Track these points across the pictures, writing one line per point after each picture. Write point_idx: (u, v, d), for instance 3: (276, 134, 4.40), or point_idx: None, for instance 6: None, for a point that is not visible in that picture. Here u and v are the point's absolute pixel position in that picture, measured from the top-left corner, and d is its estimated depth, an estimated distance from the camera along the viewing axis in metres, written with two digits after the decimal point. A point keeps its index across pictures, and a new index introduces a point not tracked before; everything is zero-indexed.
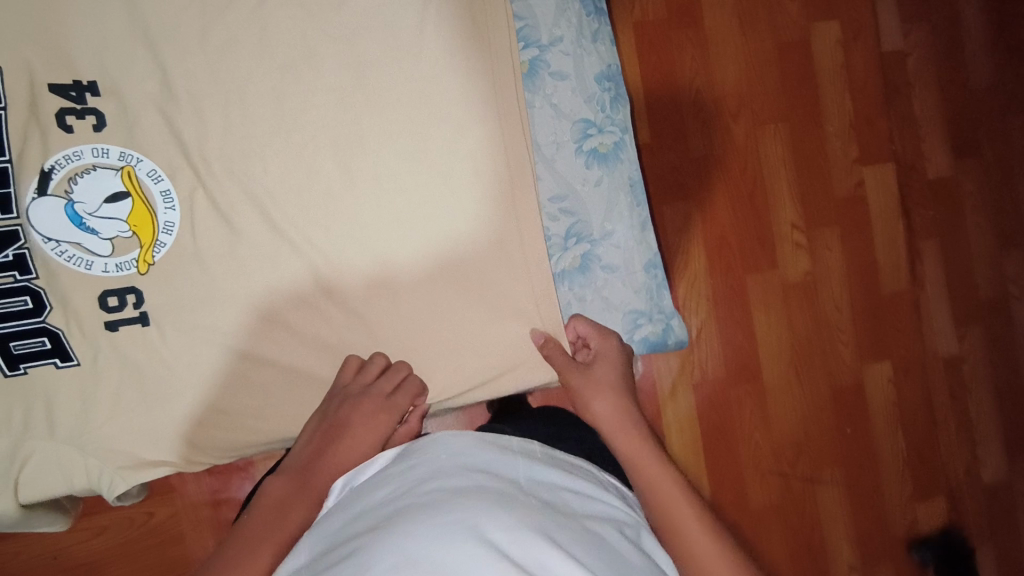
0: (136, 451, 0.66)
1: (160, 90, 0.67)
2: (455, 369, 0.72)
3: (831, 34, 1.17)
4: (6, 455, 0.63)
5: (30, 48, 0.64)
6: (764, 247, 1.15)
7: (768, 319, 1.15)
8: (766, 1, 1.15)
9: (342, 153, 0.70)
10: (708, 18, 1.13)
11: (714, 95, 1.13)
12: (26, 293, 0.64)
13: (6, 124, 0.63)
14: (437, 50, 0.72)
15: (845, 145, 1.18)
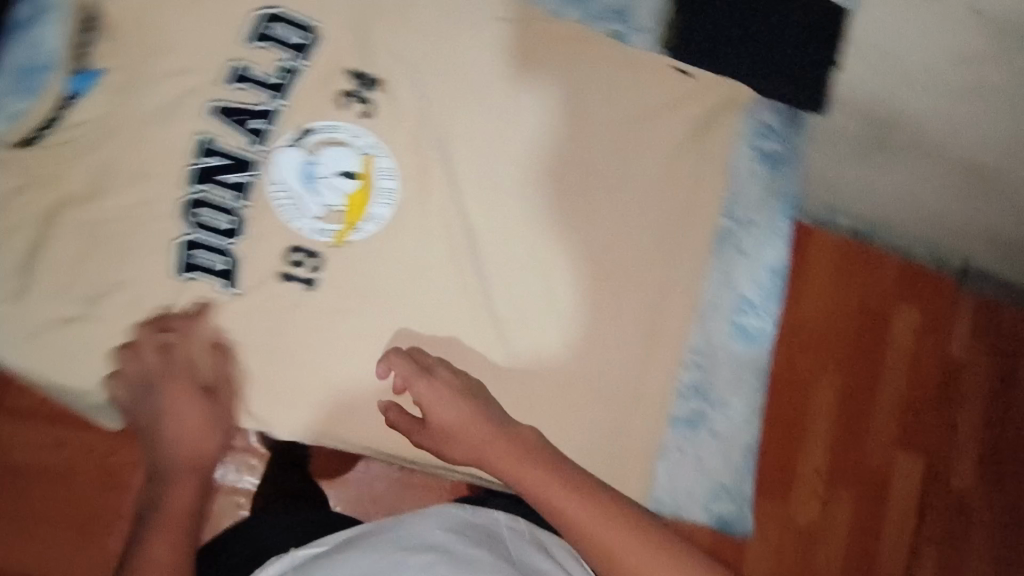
0: (242, 392, 0.69)
1: (427, 109, 0.73)
2: (512, 459, 0.74)
3: (909, 320, 1.24)
4: (137, 343, 0.66)
5: (348, 27, 0.70)
6: (783, 481, 1.17)
7: (762, 550, 1.15)
8: (868, 265, 1.20)
9: (517, 227, 0.76)
10: (810, 254, 1.18)
11: (791, 325, 1.18)
12: (231, 216, 0.68)
13: (296, 77, 0.69)
14: (653, 186, 0.80)
15: (888, 421, 1.23)
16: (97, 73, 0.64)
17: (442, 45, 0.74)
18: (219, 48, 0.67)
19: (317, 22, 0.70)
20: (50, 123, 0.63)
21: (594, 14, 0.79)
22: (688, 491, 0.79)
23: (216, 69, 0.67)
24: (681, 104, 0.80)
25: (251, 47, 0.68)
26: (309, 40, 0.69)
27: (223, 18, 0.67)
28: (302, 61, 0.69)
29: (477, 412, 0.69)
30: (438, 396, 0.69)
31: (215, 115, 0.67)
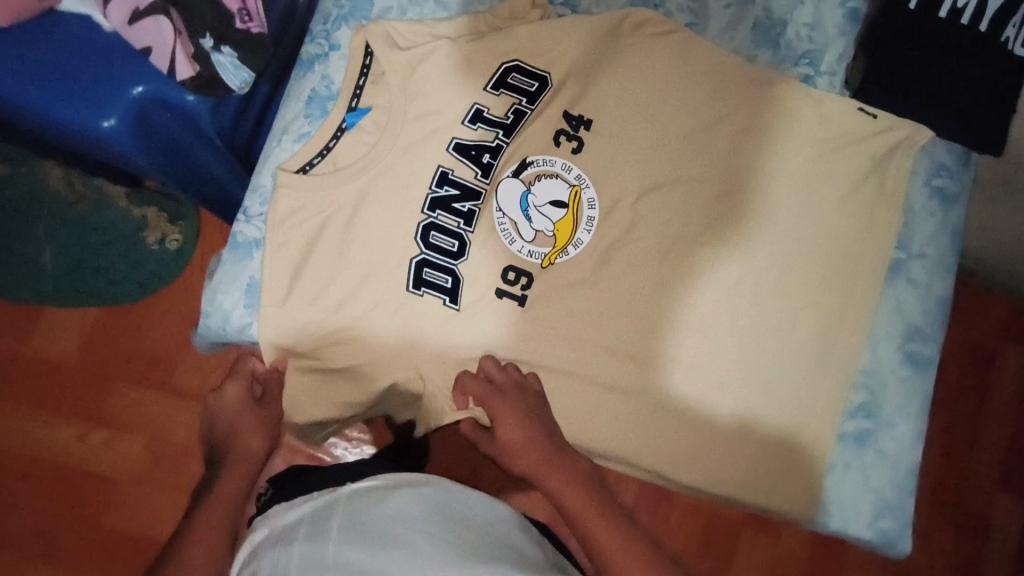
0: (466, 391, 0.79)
1: (627, 148, 0.83)
2: (682, 458, 0.82)
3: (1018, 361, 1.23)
4: (382, 341, 0.79)
5: (570, 77, 0.82)
6: None
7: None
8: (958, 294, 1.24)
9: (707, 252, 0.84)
10: None
11: None
12: (457, 239, 0.79)
13: (522, 118, 0.81)
14: (831, 218, 0.87)
15: (992, 463, 1.21)
16: (367, 109, 0.78)
17: (648, 89, 0.84)
18: (468, 91, 0.79)
19: (549, 74, 0.81)
20: (325, 152, 0.78)
21: (785, 57, 0.89)
22: (852, 506, 0.84)
23: (463, 110, 0.79)
24: (861, 143, 0.88)
25: (491, 92, 0.80)
26: (542, 87, 0.81)
27: (474, 63, 0.79)
28: (528, 106, 0.81)
29: (535, 429, 0.75)
30: (520, 410, 0.76)
31: (452, 151, 0.79)
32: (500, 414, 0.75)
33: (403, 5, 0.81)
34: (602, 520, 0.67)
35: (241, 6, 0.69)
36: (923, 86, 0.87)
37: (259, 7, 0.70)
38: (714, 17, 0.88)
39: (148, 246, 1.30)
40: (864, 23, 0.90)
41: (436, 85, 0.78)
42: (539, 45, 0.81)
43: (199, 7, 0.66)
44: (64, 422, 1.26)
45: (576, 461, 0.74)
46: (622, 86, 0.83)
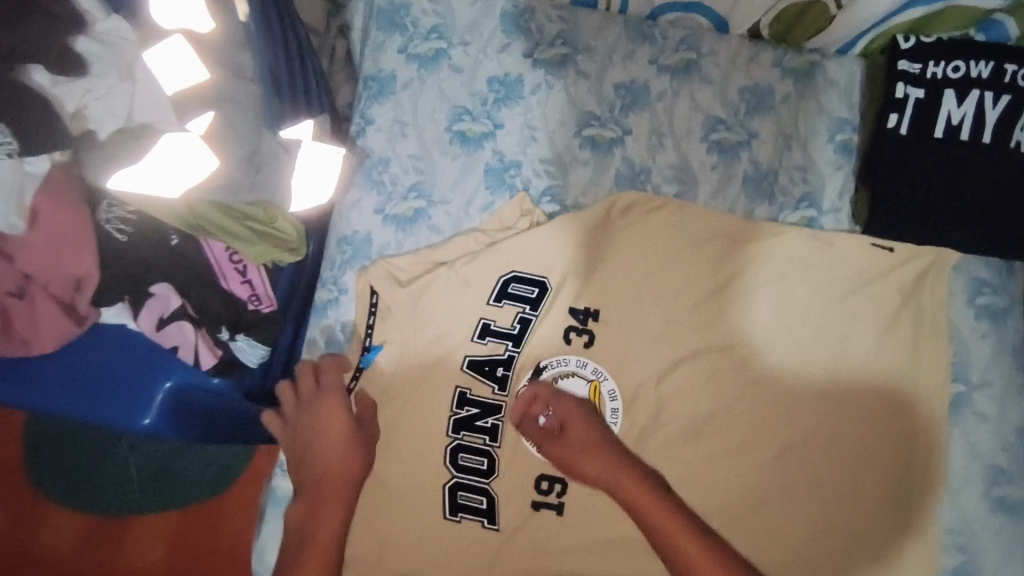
0: None
1: (640, 331, 0.82)
2: None
3: None
4: None
5: (569, 274, 0.83)
6: None
7: None
8: None
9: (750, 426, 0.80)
10: None
11: None
12: (485, 456, 0.80)
13: (528, 325, 0.82)
14: (872, 363, 0.82)
15: None
16: (379, 347, 0.81)
17: (648, 268, 0.84)
18: (473, 309, 0.82)
19: (547, 279, 0.83)
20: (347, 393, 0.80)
21: (783, 204, 0.88)
22: None
23: (470, 328, 0.81)
24: (887, 276, 0.84)
25: (493, 306, 0.82)
26: (542, 293, 0.82)
27: (472, 283, 0.82)
28: (532, 312, 0.82)
29: (608, 457, 0.72)
30: (595, 436, 0.74)
31: (467, 368, 0.81)
32: (569, 419, 0.75)
33: (399, 238, 0.85)
34: (691, 539, 0.66)
35: (252, 294, 0.79)
36: (937, 209, 0.84)
37: (269, 290, 0.80)
38: (703, 180, 0.88)
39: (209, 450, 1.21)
40: (859, 154, 0.88)
41: (440, 311, 0.81)
42: (530, 252, 0.83)
43: (216, 308, 0.79)
44: None
45: (646, 479, 0.71)
46: (623, 271, 0.84)
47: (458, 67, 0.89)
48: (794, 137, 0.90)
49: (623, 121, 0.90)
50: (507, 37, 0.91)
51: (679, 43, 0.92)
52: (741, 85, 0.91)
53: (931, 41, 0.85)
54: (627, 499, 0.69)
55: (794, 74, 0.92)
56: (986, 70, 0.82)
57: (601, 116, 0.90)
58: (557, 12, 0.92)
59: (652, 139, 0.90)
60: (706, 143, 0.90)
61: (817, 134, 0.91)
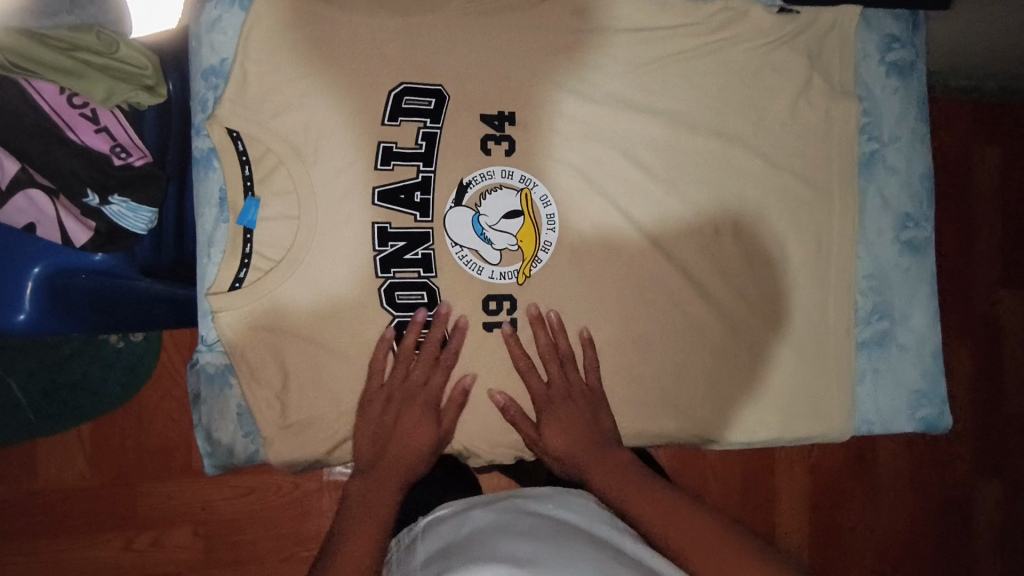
0: (493, 433, 0.76)
1: (574, 133, 0.78)
2: (715, 420, 0.81)
3: (990, 157, 1.22)
4: None
5: (486, 81, 0.75)
6: None
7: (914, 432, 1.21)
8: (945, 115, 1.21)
9: (694, 209, 0.81)
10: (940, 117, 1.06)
11: None
12: (424, 289, 0.74)
13: (437, 143, 0.74)
14: (787, 134, 0.82)
15: (987, 263, 1.22)
16: (256, 202, 0.71)
17: (553, 56, 0.77)
18: (369, 133, 0.73)
19: (443, 85, 0.74)
20: (246, 260, 0.71)
21: None
22: (892, 405, 0.84)
23: (371, 155, 0.73)
24: (790, 37, 0.82)
25: (390, 127, 0.74)
26: (440, 101, 0.74)
27: (362, 103, 0.73)
28: (437, 125, 0.74)
29: (586, 424, 0.74)
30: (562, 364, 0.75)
31: (383, 204, 0.73)
32: (580, 453, 0.73)
33: (279, 56, 0.72)
34: (700, 526, 0.61)
35: (115, 143, 0.68)
36: None
37: (133, 137, 0.69)
38: None
39: (112, 342, 0.99)
40: None
41: (344, 151, 0.73)
42: (427, 62, 0.74)
43: (71, 164, 0.64)
44: (107, 534, 0.99)
45: (699, 511, 0.63)
46: (535, 72, 0.76)
47: None
48: None
49: None
50: None
51: None
52: None
53: None
54: (627, 501, 0.68)
55: None
56: None
57: None
58: None
59: None
60: None
61: None
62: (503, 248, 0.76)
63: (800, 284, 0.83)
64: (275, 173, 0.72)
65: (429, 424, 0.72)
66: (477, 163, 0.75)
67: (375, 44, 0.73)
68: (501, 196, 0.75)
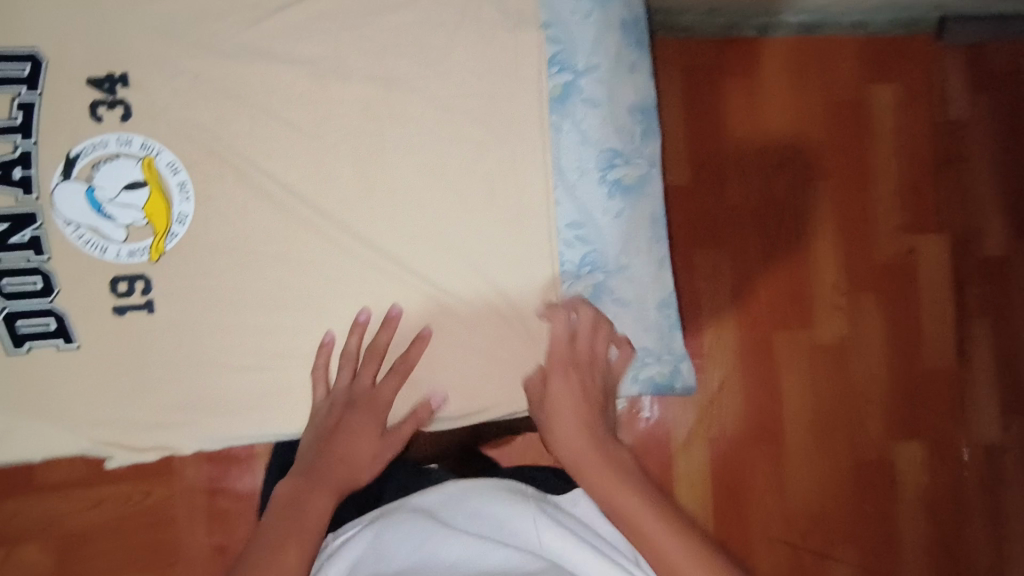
0: (135, 422, 0.68)
1: (201, 88, 0.70)
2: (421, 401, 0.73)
3: (889, 96, 1.15)
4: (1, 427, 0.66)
5: (88, 39, 0.68)
6: (797, 305, 1.13)
7: (823, 394, 1.13)
8: (822, 54, 1.15)
9: (362, 161, 0.72)
10: (761, 67, 1.14)
11: (759, 145, 1.14)
12: (37, 274, 0.66)
13: (37, 113, 0.67)
14: (460, 69, 0.74)
15: (894, 211, 1.15)
16: None
17: (166, 7, 0.70)
18: None
19: (39, 48, 0.67)
20: None
21: None
22: (617, 368, 0.74)
23: None
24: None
25: None
26: (36, 67, 0.67)
27: None
28: (36, 95, 0.67)
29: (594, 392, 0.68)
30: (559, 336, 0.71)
31: None
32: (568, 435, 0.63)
33: None
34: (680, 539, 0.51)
35: None
36: None
37: None
38: None
39: None
40: None
41: None
42: (15, 24, 0.67)
43: None
44: None
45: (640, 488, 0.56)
46: (146, 26, 0.69)
47: None
48: None
49: None
50: None
51: None
52: None
53: None
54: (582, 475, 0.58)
55: None
56: None
57: None
58: None
59: None
60: None
61: None
62: (131, 223, 0.68)
63: (495, 238, 0.74)
64: None
65: (373, 425, 0.67)
66: (87, 132, 0.68)
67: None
68: (120, 163, 0.68)
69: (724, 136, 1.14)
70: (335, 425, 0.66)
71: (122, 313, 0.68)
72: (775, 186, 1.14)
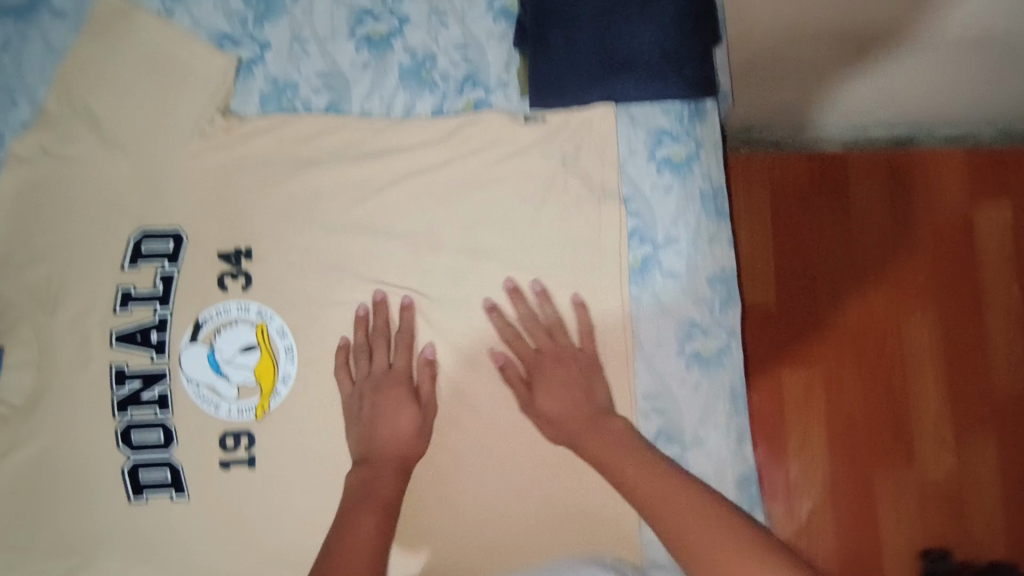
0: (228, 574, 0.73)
1: (312, 260, 0.78)
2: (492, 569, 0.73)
3: (994, 218, 1.18)
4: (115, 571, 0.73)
5: (220, 219, 0.78)
6: (898, 426, 1.14)
7: (927, 518, 1.13)
8: (923, 175, 1.18)
9: (449, 327, 0.77)
10: (856, 190, 1.18)
11: (856, 265, 1.17)
12: (161, 428, 0.74)
13: (174, 284, 0.77)
14: (543, 242, 0.79)
15: (1001, 334, 1.16)
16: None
17: (287, 190, 0.79)
18: (105, 281, 0.76)
19: (181, 227, 0.77)
20: None
21: (446, 92, 0.81)
22: None
23: (109, 300, 0.76)
24: (542, 144, 0.80)
25: (129, 271, 0.76)
26: (177, 244, 0.77)
27: (100, 251, 0.76)
28: (174, 268, 0.77)
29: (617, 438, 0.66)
30: (569, 408, 0.70)
31: (121, 346, 0.75)
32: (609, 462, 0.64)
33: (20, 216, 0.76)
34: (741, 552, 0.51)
35: None
36: (596, 71, 0.79)
37: None
38: (354, 82, 0.80)
39: None
40: (518, 20, 0.80)
41: (79, 298, 0.75)
42: (162, 207, 0.77)
43: None
44: None
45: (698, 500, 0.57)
46: (270, 208, 0.78)
47: (60, 11, 0.79)
48: (449, 11, 0.81)
49: (259, 35, 0.80)
50: None
51: None
52: None
53: None
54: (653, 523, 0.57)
55: None
56: None
57: (233, 34, 0.80)
58: None
59: (292, 48, 0.80)
60: (354, 40, 0.80)
61: (474, 4, 0.82)
62: (242, 383, 0.76)
63: None
64: (16, 327, 0.75)
65: (407, 407, 0.71)
66: (213, 300, 0.76)
67: (116, 193, 0.77)
68: (237, 329, 0.76)
69: (818, 256, 1.17)
70: (370, 421, 0.70)
71: (227, 468, 0.75)
72: (871, 306, 1.16)
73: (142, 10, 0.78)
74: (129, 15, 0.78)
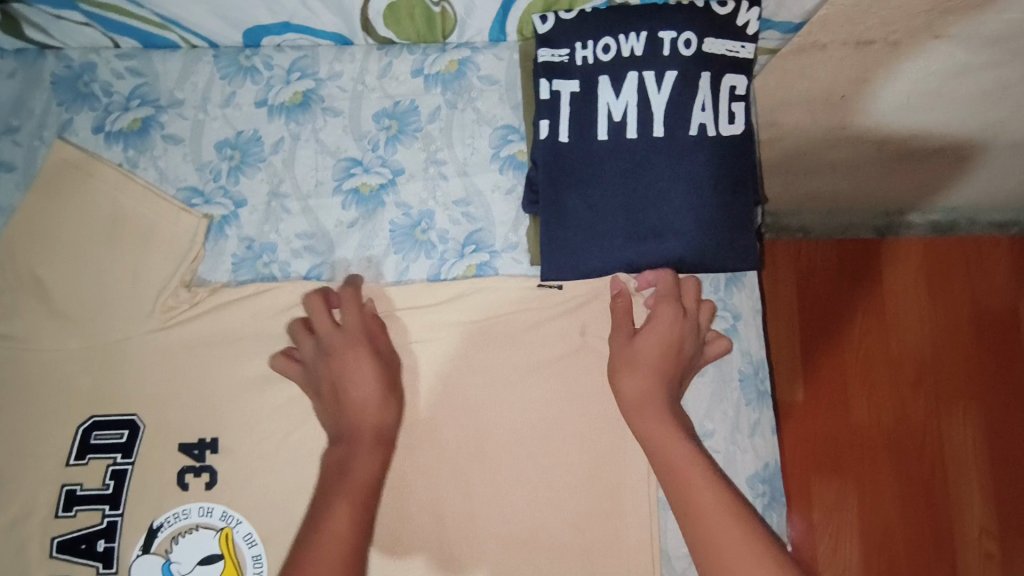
0: None
1: (287, 454, 0.68)
2: None
3: None
4: None
5: (183, 405, 0.68)
6: (941, 548, 0.99)
7: None
8: (964, 264, 1.07)
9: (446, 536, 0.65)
10: (889, 278, 1.07)
11: (891, 362, 1.05)
12: None
13: (128, 482, 0.66)
14: (556, 434, 0.68)
15: None
16: None
17: (261, 370, 0.68)
18: (49, 480, 0.66)
19: (138, 414, 0.67)
20: None
21: (445, 254, 0.70)
22: None
23: (52, 502, 0.66)
24: (555, 319, 0.70)
25: (76, 467, 0.66)
26: (132, 435, 0.67)
27: (47, 444, 0.67)
28: (127, 463, 0.66)
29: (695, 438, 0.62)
30: (649, 374, 0.64)
31: (64, 556, 0.65)
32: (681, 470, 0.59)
33: None
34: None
35: None
36: (619, 239, 0.67)
37: None
38: (338, 246, 0.70)
39: None
40: (528, 176, 0.69)
41: (19, 500, 0.66)
42: (116, 392, 0.67)
43: None
44: None
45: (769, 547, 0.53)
46: (240, 391, 0.68)
47: (9, 165, 0.70)
48: (449, 161, 0.71)
49: (234, 191, 0.70)
50: (67, 112, 0.70)
51: (288, 72, 0.71)
52: (375, 111, 0.71)
53: (570, 16, 0.67)
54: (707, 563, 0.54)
55: (439, 82, 0.71)
56: (639, 45, 0.66)
57: (203, 190, 0.70)
58: (124, 64, 0.71)
59: (271, 205, 0.70)
60: (340, 195, 0.70)
61: (478, 152, 0.71)
62: None
63: None
64: None
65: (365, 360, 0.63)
66: (172, 501, 0.66)
67: (63, 377, 0.67)
68: (199, 535, 0.66)
69: (847, 347, 1.05)
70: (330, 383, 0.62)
71: None
72: (910, 408, 1.03)
73: (99, 163, 0.69)
74: (85, 169, 0.69)
